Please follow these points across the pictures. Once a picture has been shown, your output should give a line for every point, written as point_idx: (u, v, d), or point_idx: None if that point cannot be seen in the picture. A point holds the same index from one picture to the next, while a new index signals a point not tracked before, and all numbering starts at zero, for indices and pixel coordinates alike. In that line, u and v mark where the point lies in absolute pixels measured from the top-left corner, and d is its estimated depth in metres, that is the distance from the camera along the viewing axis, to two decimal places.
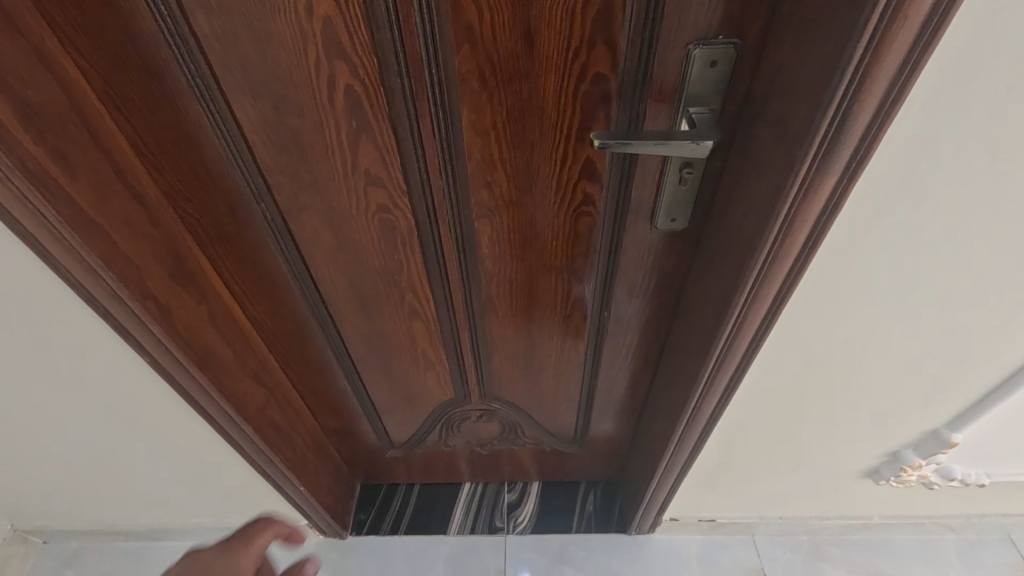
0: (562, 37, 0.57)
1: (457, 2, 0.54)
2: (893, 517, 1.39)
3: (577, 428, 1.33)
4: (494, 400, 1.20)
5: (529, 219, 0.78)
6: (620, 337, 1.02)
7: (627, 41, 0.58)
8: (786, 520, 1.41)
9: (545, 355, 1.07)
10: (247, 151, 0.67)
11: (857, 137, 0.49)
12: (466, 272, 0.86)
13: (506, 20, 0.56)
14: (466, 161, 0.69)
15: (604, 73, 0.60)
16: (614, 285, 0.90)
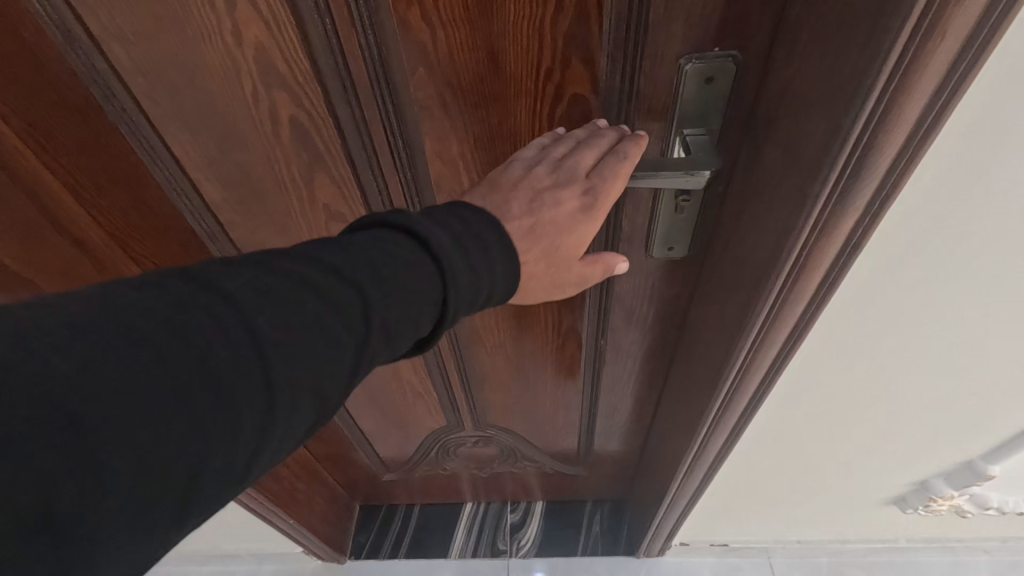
0: (530, 55, 0.49)
1: (405, 21, 0.47)
2: (921, 539, 1.30)
3: (581, 451, 1.26)
4: (488, 426, 1.15)
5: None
6: (619, 364, 0.95)
7: (607, 56, 0.49)
8: (805, 543, 1.33)
9: (539, 382, 1.01)
10: (193, 189, 0.61)
11: (882, 176, 0.40)
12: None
13: (465, 38, 0.48)
14: (434, 193, 0.62)
15: (583, 93, 0.52)
16: (609, 313, 0.83)
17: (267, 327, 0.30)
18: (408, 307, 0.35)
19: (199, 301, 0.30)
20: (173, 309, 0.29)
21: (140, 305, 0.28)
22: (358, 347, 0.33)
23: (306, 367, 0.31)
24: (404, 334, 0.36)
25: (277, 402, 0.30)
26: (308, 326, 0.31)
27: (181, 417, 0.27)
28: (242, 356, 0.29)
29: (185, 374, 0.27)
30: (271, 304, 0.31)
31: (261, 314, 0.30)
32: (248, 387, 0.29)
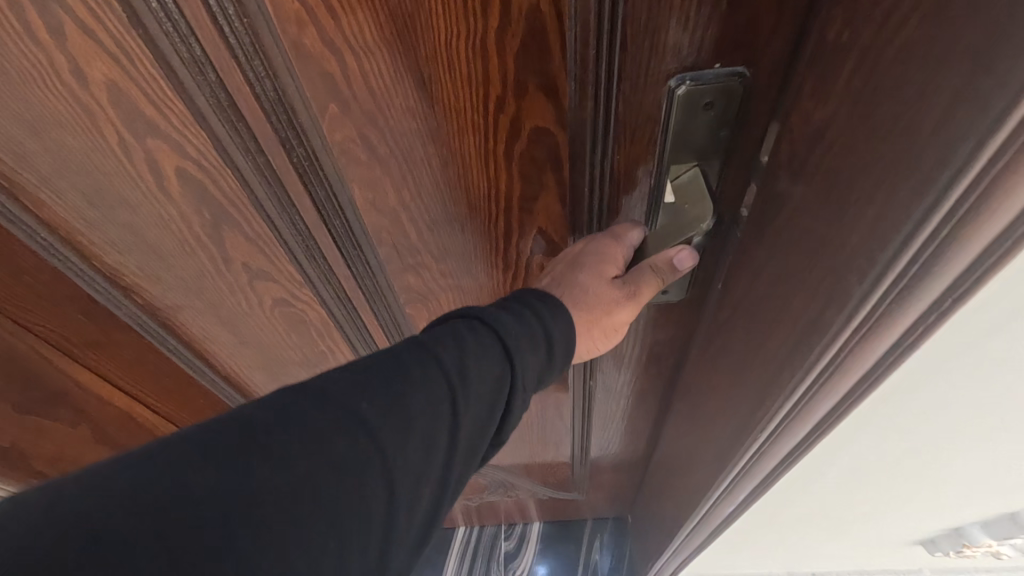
0: (473, 81, 0.37)
1: (300, 45, 0.35)
2: None
3: (578, 480, 1.17)
4: (478, 462, 1.07)
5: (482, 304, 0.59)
6: (612, 404, 0.85)
7: (574, 81, 0.38)
8: None
9: (527, 419, 0.92)
10: (73, 254, 0.49)
11: (952, 283, 0.23)
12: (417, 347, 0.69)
13: (385, 65, 0.36)
14: (376, 244, 0.51)
15: (547, 125, 0.41)
16: (597, 357, 0.73)
17: (371, 413, 0.33)
18: (489, 368, 0.38)
19: (306, 403, 0.33)
20: (282, 414, 0.32)
21: (253, 420, 0.31)
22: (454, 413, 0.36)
23: (411, 440, 0.34)
24: (490, 384, 0.38)
25: (396, 474, 0.33)
26: (407, 404, 0.34)
27: (317, 509, 0.30)
28: (356, 440, 0.32)
29: (308, 469, 0.31)
30: (355, 388, 0.34)
31: (360, 401, 0.33)
32: (368, 469, 0.32)
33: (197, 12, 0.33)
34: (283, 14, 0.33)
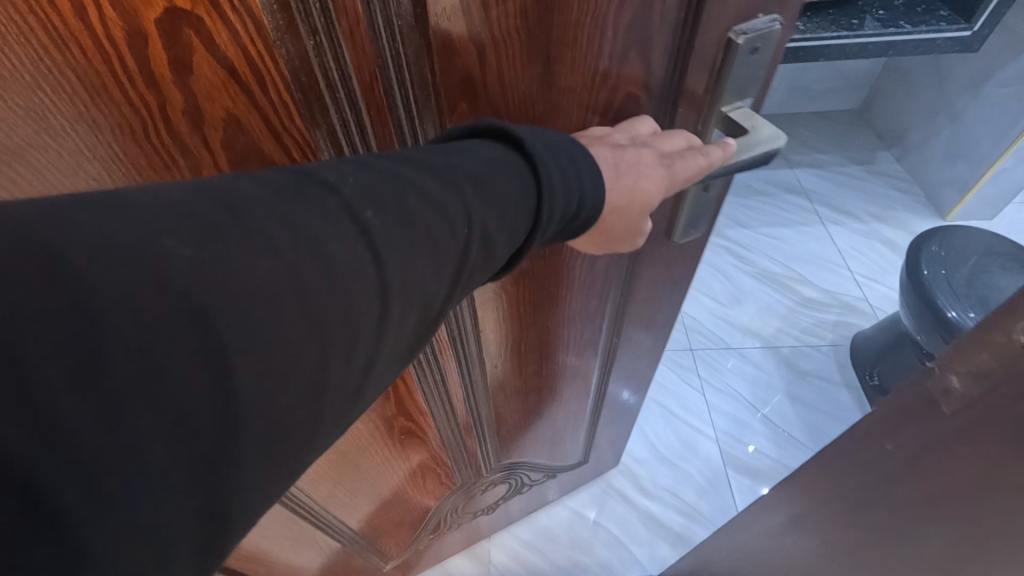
0: (584, 66, 0.52)
1: (448, 43, 0.47)
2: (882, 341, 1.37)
3: (579, 447, 1.22)
4: (495, 465, 1.09)
5: (532, 273, 0.70)
6: (622, 369, 1.00)
7: (660, 53, 0.53)
8: None
9: (539, 393, 0.96)
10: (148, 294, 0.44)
11: None
12: (475, 333, 0.75)
13: (520, 55, 0.49)
14: None
15: (636, 94, 0.55)
16: (618, 325, 0.87)
17: (372, 221, 0.35)
18: (508, 203, 0.40)
19: (329, 200, 0.34)
20: (301, 211, 0.33)
21: (263, 212, 0.32)
22: (465, 251, 0.38)
23: (409, 260, 0.36)
24: (497, 229, 0.39)
25: (383, 297, 0.35)
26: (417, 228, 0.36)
27: (289, 314, 0.31)
28: (351, 247, 0.34)
29: (291, 270, 0.32)
30: (362, 189, 0.35)
31: (363, 205, 0.35)
32: (353, 281, 0.33)
33: (357, 17, 0.43)
34: (439, 20, 0.45)
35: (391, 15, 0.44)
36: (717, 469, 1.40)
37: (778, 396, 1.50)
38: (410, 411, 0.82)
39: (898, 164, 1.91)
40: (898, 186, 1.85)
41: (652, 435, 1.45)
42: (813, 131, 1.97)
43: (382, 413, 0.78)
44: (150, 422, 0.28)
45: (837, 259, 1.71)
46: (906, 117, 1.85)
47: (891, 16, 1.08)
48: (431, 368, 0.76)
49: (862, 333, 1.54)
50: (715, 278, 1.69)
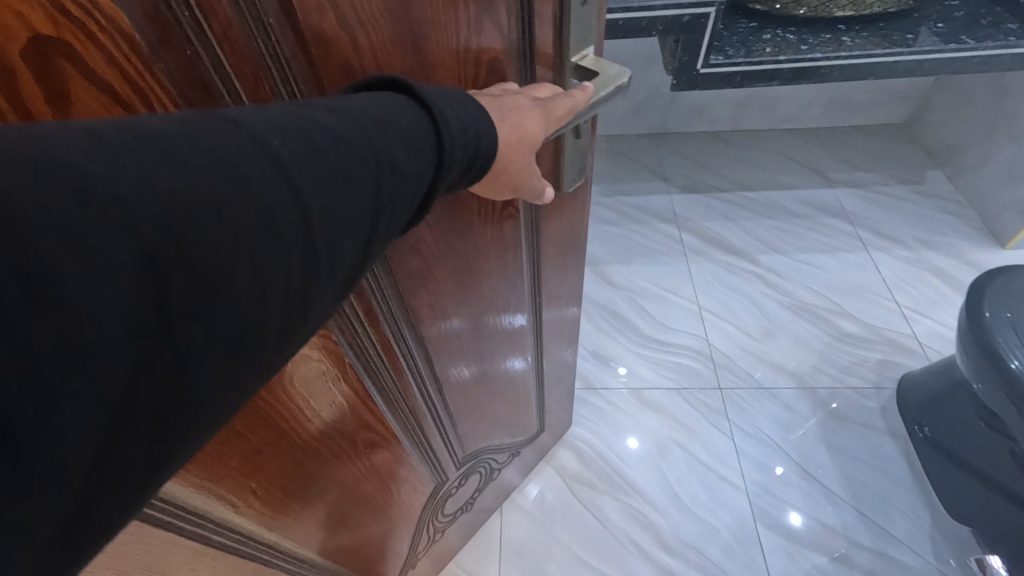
0: (456, 16, 0.36)
1: (322, 38, 0.31)
2: (928, 369, 1.08)
3: (534, 416, 0.95)
4: (464, 458, 0.83)
5: (456, 236, 0.52)
6: (553, 345, 0.86)
7: None
8: (836, 454, 1.06)
9: (500, 359, 0.74)
10: None
11: None
12: (407, 318, 0.54)
13: None
14: (390, 268, 0.48)
15: (501, 63, 0.41)
16: (541, 288, 0.72)
17: (447, 117, 0.30)
18: (466, 136, 0.31)
19: (397, 99, 0.29)
20: (376, 105, 0.28)
21: (362, 101, 0.27)
22: (478, 153, 0.32)
23: (458, 139, 0.30)
24: (467, 157, 0.31)
25: (436, 179, 0.30)
26: (466, 122, 0.31)
27: (361, 164, 0.25)
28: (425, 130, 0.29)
29: (366, 130, 0.26)
30: (272, 123, 0.24)
31: (272, 133, 0.23)
32: (422, 152, 0.28)
33: None
34: None
35: (267, 21, 0.29)
36: (748, 523, 0.98)
37: (811, 440, 1.08)
38: (364, 424, 0.58)
39: (950, 184, 1.53)
40: (952, 209, 1.47)
41: (676, 484, 1.03)
42: (862, 147, 1.65)
43: (321, 445, 0.53)
44: (203, 260, 0.21)
45: (880, 288, 1.32)
46: (961, 132, 1.49)
47: (951, 31, 1.05)
48: (368, 371, 0.54)
49: (908, 374, 1.11)
50: (731, 295, 1.32)
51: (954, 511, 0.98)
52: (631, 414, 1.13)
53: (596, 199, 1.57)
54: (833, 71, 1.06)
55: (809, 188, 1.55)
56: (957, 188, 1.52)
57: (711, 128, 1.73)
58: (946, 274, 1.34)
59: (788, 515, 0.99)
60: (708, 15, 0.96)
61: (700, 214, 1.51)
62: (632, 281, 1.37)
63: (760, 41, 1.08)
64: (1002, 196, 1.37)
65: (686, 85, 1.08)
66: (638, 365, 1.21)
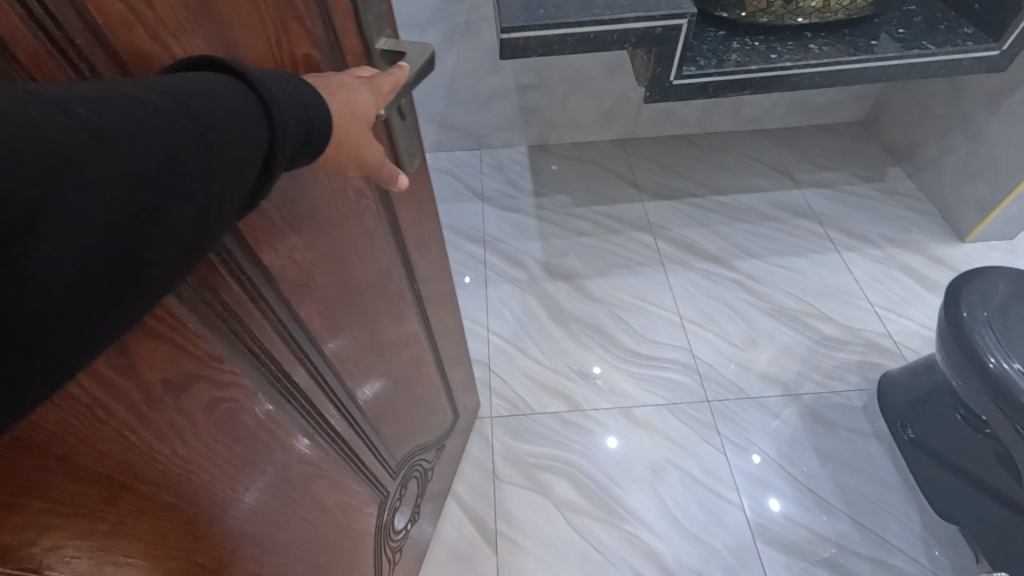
0: (260, 12, 0.34)
1: (138, 53, 0.28)
2: (907, 368, 1.10)
3: (448, 406, 0.95)
4: (398, 466, 0.79)
5: (327, 238, 0.47)
6: (445, 330, 0.85)
7: None
8: (825, 459, 1.08)
9: (401, 359, 0.70)
10: None
11: None
12: (305, 334, 0.49)
13: None
14: (273, 287, 0.43)
15: (315, 58, 0.39)
16: (416, 279, 0.70)
17: (271, 90, 0.28)
18: (299, 109, 0.30)
19: (216, 76, 0.27)
20: (190, 78, 0.26)
21: (174, 78, 0.26)
22: (311, 128, 0.31)
23: (288, 109, 0.29)
24: (303, 132, 0.30)
25: (274, 152, 0.28)
26: (289, 92, 0.30)
27: (182, 130, 0.24)
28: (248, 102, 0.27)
29: (184, 100, 0.25)
30: (74, 87, 0.22)
31: (77, 98, 0.21)
32: (247, 122, 0.27)
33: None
34: None
35: (74, 41, 0.25)
36: (746, 540, 0.99)
37: (800, 447, 1.09)
38: (296, 457, 0.53)
39: (910, 181, 1.57)
40: (914, 206, 1.51)
41: (674, 506, 1.03)
42: (826, 146, 1.68)
43: (257, 492, 0.48)
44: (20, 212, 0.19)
45: (854, 288, 1.35)
46: (917, 129, 1.53)
47: (912, 37, 1.07)
48: (284, 398, 0.49)
49: (888, 374, 1.13)
50: (710, 303, 1.33)
51: (942, 512, 0.99)
52: (624, 436, 1.11)
53: (572, 211, 1.54)
54: (804, 79, 1.06)
55: (777, 190, 1.57)
56: (917, 185, 1.56)
57: (679, 132, 1.73)
58: (915, 272, 1.37)
59: (769, 501, 1.03)
60: (681, 28, 0.94)
61: (675, 222, 1.50)
62: (613, 294, 1.35)
63: (730, 51, 1.07)
64: (961, 192, 1.41)
65: (660, 97, 1.05)
66: (627, 384, 1.19)
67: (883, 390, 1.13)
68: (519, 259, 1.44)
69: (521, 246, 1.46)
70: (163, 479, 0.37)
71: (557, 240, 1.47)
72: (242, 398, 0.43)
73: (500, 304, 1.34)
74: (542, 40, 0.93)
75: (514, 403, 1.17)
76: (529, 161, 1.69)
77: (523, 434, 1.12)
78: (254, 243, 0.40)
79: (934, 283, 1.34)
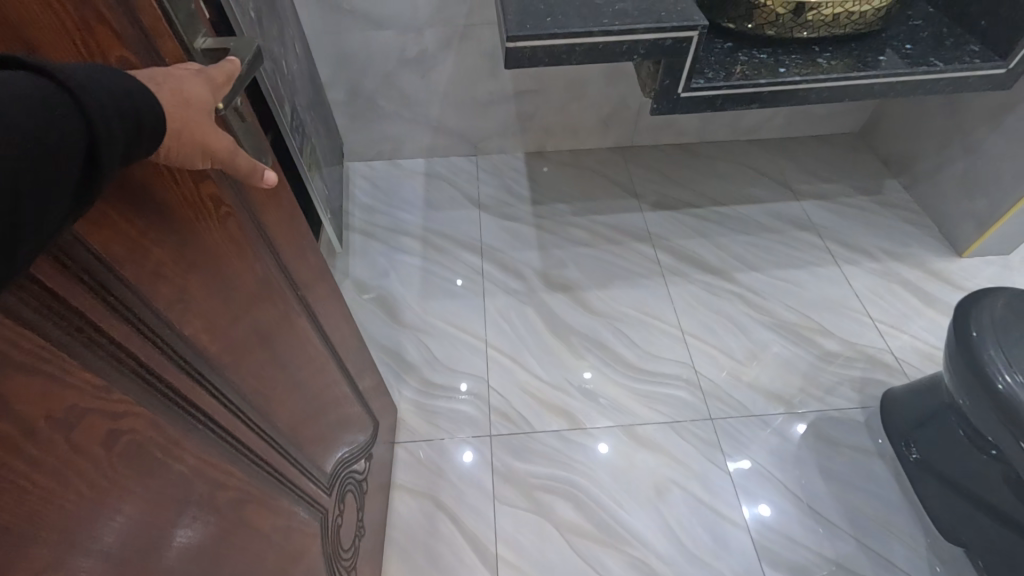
0: (57, 13, 0.31)
1: None
2: (910, 386, 1.10)
3: (366, 414, 0.92)
4: (331, 482, 0.75)
5: (192, 247, 0.44)
6: (343, 336, 0.82)
7: None
8: (829, 477, 1.07)
9: (306, 370, 0.67)
10: None
11: None
12: (195, 352, 0.45)
13: None
14: (146, 304, 0.39)
15: (131, 59, 0.37)
16: (302, 288, 0.65)
17: (80, 81, 0.29)
18: (118, 107, 0.30)
19: (13, 76, 0.27)
20: None
21: None
22: (140, 117, 0.32)
23: (104, 99, 0.30)
24: (127, 128, 0.31)
25: (94, 148, 0.29)
26: (106, 82, 0.30)
27: None
28: (57, 95, 0.28)
29: None
30: None
31: None
32: (54, 115, 0.27)
33: None
34: None
35: None
36: (753, 565, 0.97)
37: (805, 467, 1.08)
38: (220, 485, 0.48)
39: (906, 194, 1.58)
40: (912, 220, 1.51)
41: (681, 530, 1.01)
42: (824, 156, 1.68)
43: (186, 528, 0.43)
44: None
45: (855, 302, 1.34)
46: (915, 142, 1.53)
47: (920, 53, 1.06)
48: (194, 422, 0.44)
49: (891, 392, 1.13)
50: (711, 316, 1.31)
51: (948, 534, 0.99)
52: (626, 455, 1.09)
53: (570, 219, 1.52)
54: (813, 93, 1.05)
55: (777, 202, 1.56)
56: (913, 197, 1.56)
57: (677, 140, 1.71)
58: (915, 287, 1.37)
59: (764, 510, 1.03)
60: (692, 39, 0.92)
61: (675, 232, 1.48)
62: (614, 307, 1.33)
63: (737, 63, 1.05)
64: (959, 207, 1.42)
65: (667, 109, 1.03)
66: (628, 401, 1.16)
67: (886, 407, 1.12)
68: (517, 270, 1.40)
69: (518, 256, 1.43)
70: (73, 529, 0.32)
71: (557, 250, 1.44)
72: (144, 428, 0.38)
73: (499, 315, 1.31)
74: (549, 50, 0.90)
75: (515, 421, 1.14)
76: (525, 167, 1.65)
77: (522, 453, 1.09)
78: (113, 258, 0.36)
79: (935, 299, 1.34)
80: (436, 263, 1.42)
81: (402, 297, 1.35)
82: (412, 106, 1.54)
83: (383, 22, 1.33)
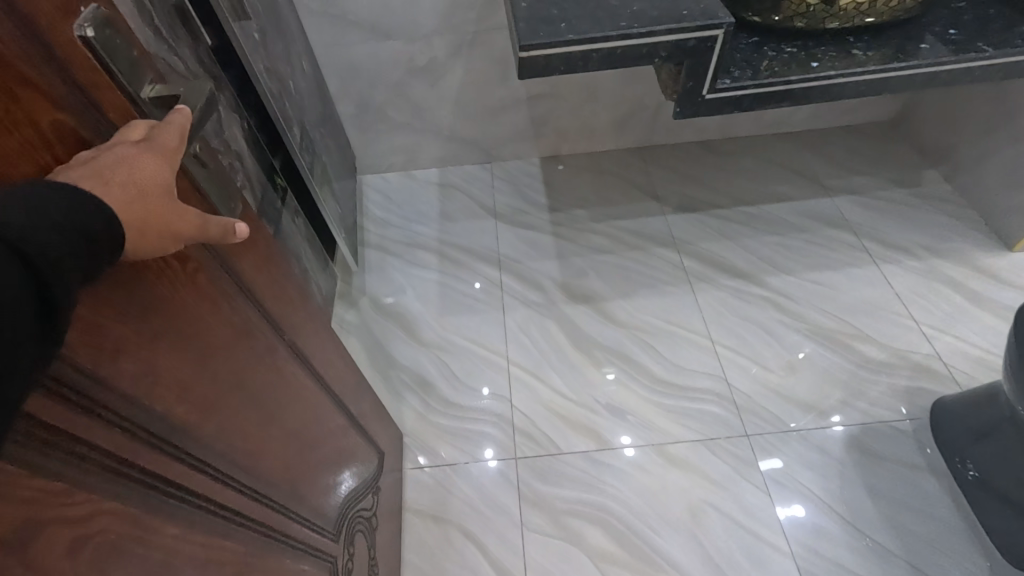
0: None
1: None
2: (962, 397, 1.03)
3: (371, 444, 0.88)
4: (336, 527, 0.72)
5: (159, 314, 0.39)
6: (339, 369, 0.77)
7: None
8: (876, 496, 1.00)
9: (300, 417, 0.62)
10: None
11: None
12: (168, 428, 0.40)
13: None
14: (105, 386, 0.34)
15: (68, 124, 0.33)
16: (288, 330, 0.60)
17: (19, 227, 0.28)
18: (64, 237, 0.29)
19: None
20: None
21: None
22: (94, 240, 0.31)
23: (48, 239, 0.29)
24: (80, 255, 0.30)
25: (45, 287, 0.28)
26: (50, 215, 0.29)
27: None
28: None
29: None
30: None
31: None
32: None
33: None
34: None
35: None
36: None
37: (850, 485, 1.01)
38: (213, 561, 0.44)
39: (948, 185, 1.48)
40: (954, 213, 1.42)
41: (719, 554, 0.96)
42: (855, 147, 1.60)
43: None
44: None
45: (897, 305, 1.26)
46: (955, 130, 1.44)
47: (966, 38, 0.98)
48: (176, 502, 0.40)
49: (941, 402, 1.06)
50: (742, 324, 1.25)
51: (1012, 556, 0.92)
52: (656, 475, 1.04)
53: (588, 226, 1.46)
54: (850, 87, 0.98)
55: (808, 199, 1.48)
56: (954, 188, 1.47)
57: (699, 138, 1.64)
58: (961, 285, 1.28)
59: (807, 532, 0.97)
60: (716, 38, 0.86)
61: (699, 235, 1.42)
62: (638, 317, 1.27)
63: (765, 59, 0.98)
64: (1007, 198, 1.33)
65: (690, 112, 0.97)
66: (658, 417, 1.11)
67: (937, 420, 1.05)
68: (536, 281, 1.36)
69: (537, 267, 1.38)
70: None
71: (577, 259, 1.39)
72: (119, 524, 0.34)
73: (519, 330, 1.27)
74: (563, 58, 0.85)
75: (540, 441, 1.10)
76: (541, 173, 1.61)
77: (550, 476, 1.05)
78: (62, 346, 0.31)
79: (983, 298, 1.26)
80: (452, 277, 1.38)
81: (420, 314, 1.32)
82: (422, 116, 1.50)
83: (390, 32, 1.29)
